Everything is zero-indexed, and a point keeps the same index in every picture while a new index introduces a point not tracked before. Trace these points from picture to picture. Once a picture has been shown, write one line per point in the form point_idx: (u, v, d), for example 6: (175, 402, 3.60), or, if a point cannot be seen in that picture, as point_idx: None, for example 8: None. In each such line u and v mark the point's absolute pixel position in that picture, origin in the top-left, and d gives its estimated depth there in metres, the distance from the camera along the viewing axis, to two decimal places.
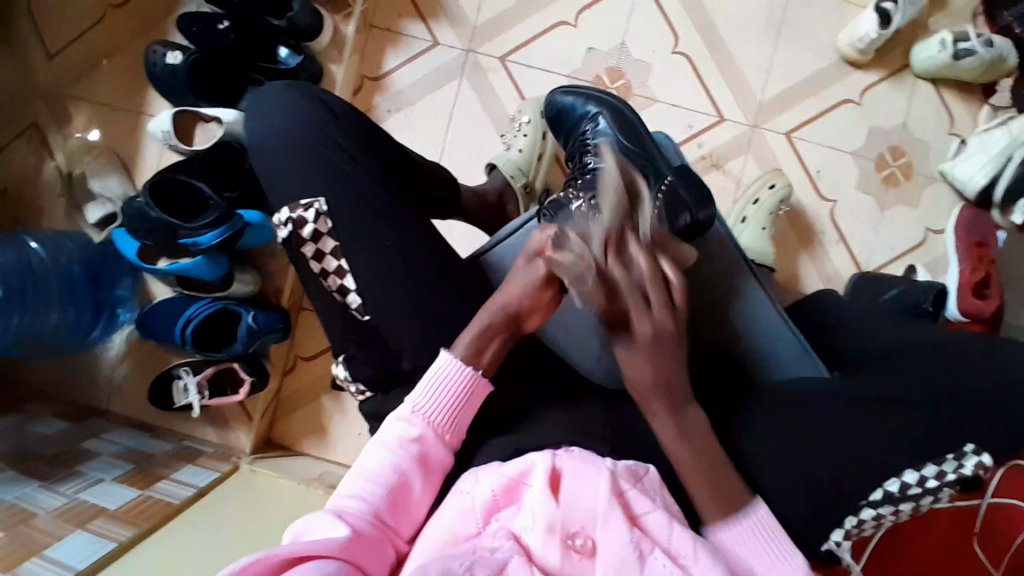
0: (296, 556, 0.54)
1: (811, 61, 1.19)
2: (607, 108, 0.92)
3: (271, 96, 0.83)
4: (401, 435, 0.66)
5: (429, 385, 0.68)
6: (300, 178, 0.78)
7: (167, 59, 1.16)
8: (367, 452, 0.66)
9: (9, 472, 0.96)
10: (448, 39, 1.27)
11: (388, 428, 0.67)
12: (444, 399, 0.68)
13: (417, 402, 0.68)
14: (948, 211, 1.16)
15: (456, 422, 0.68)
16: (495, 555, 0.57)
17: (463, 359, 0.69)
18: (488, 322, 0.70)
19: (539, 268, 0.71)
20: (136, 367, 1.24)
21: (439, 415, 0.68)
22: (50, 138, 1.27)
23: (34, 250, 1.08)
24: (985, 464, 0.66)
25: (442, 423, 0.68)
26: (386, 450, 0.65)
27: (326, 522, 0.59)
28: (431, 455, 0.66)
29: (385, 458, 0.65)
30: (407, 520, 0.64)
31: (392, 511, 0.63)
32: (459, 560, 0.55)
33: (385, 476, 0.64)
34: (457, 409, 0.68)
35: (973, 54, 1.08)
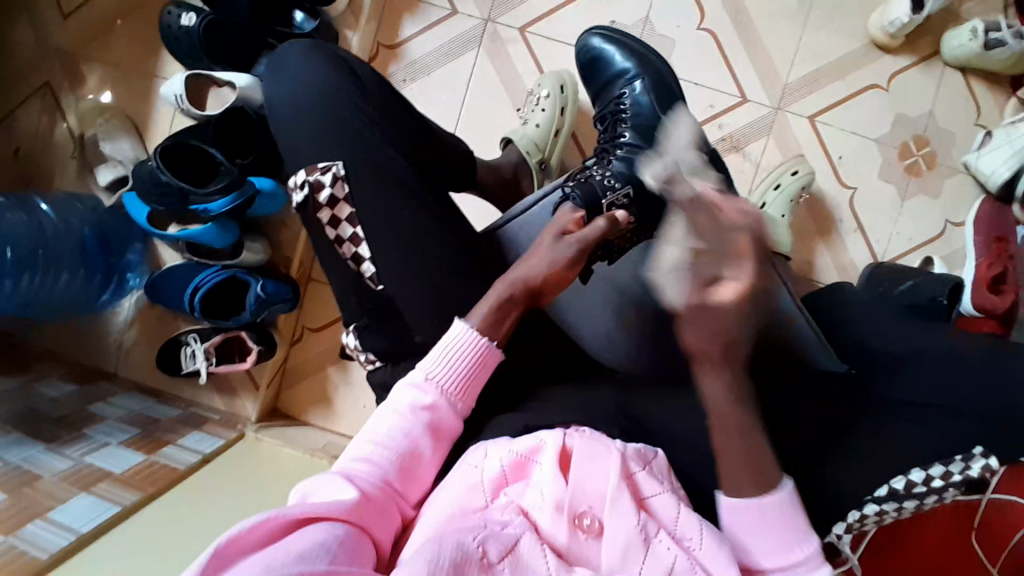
0: (303, 517, 0.53)
1: (838, 45, 1.16)
2: (648, 73, 0.92)
3: (289, 62, 0.81)
4: (412, 402, 0.66)
5: (444, 353, 0.68)
6: (317, 148, 0.77)
7: (182, 21, 1.12)
8: (377, 418, 0.66)
9: (16, 432, 0.97)
10: (468, 8, 1.24)
11: (398, 395, 0.67)
12: (456, 368, 0.67)
13: (430, 369, 0.67)
14: (968, 204, 1.14)
15: (466, 390, 0.68)
16: (507, 528, 0.57)
17: (481, 331, 0.69)
18: (505, 296, 0.70)
19: (565, 248, 0.73)
20: (144, 331, 1.24)
21: (451, 383, 0.67)
22: (62, 99, 1.25)
23: (44, 212, 1.08)
24: (993, 468, 0.66)
25: (454, 391, 0.67)
26: (397, 417, 0.65)
27: (334, 485, 0.59)
28: (441, 423, 0.66)
29: (396, 424, 0.65)
30: (415, 486, 0.64)
31: (400, 476, 0.63)
32: (471, 531, 0.55)
33: (395, 443, 0.64)
34: (469, 377, 0.68)
35: (1004, 45, 1.05)
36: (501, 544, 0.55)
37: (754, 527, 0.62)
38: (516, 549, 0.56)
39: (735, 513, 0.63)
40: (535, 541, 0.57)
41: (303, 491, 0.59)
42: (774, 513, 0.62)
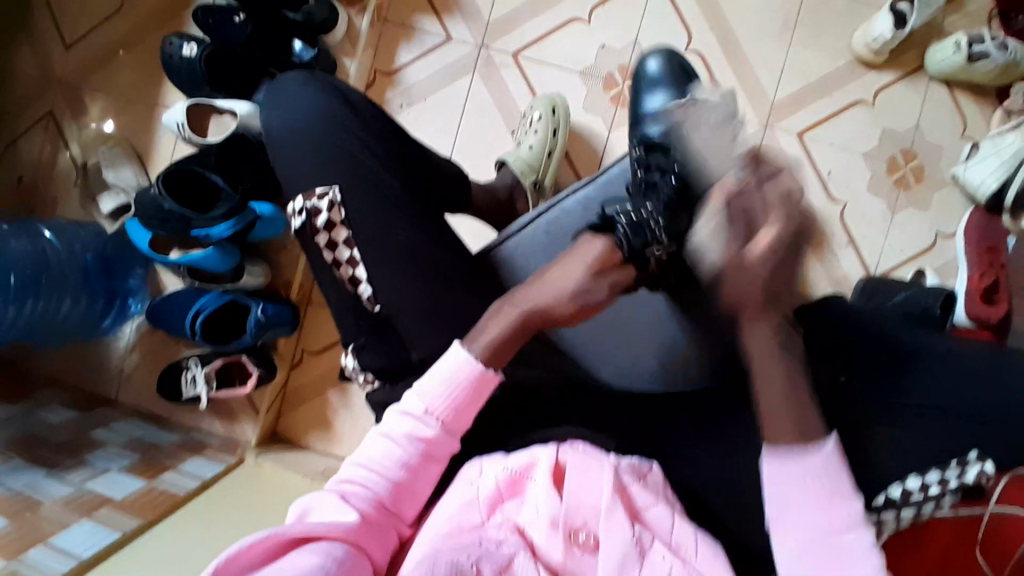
0: (301, 537, 0.55)
1: (824, 62, 1.19)
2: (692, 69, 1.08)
3: (288, 90, 0.83)
4: (409, 430, 0.64)
5: (438, 377, 0.65)
6: (314, 174, 0.78)
7: (183, 51, 1.15)
8: (370, 440, 0.65)
9: (18, 459, 0.98)
10: (462, 34, 1.26)
11: (393, 422, 0.65)
12: (454, 394, 0.65)
13: (429, 401, 0.65)
14: (957, 217, 1.15)
15: (462, 418, 0.66)
16: (502, 547, 0.59)
17: (482, 358, 0.65)
18: (510, 325, 0.67)
19: (598, 292, 0.68)
20: (146, 357, 1.25)
21: (448, 412, 0.65)
22: (64, 127, 1.28)
23: (46, 239, 1.10)
24: (988, 473, 0.68)
25: (453, 419, 0.65)
26: (392, 442, 0.64)
27: (330, 505, 0.60)
28: (435, 448, 0.65)
29: (388, 451, 0.64)
30: (411, 504, 0.64)
31: (394, 497, 0.63)
32: (466, 551, 0.57)
33: (387, 469, 0.63)
34: (463, 404, 0.65)
35: (988, 57, 1.07)
36: (496, 562, 0.57)
37: (798, 491, 0.59)
38: (511, 567, 0.58)
39: (778, 477, 0.60)
40: (527, 561, 0.59)
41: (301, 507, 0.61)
42: (820, 475, 0.59)
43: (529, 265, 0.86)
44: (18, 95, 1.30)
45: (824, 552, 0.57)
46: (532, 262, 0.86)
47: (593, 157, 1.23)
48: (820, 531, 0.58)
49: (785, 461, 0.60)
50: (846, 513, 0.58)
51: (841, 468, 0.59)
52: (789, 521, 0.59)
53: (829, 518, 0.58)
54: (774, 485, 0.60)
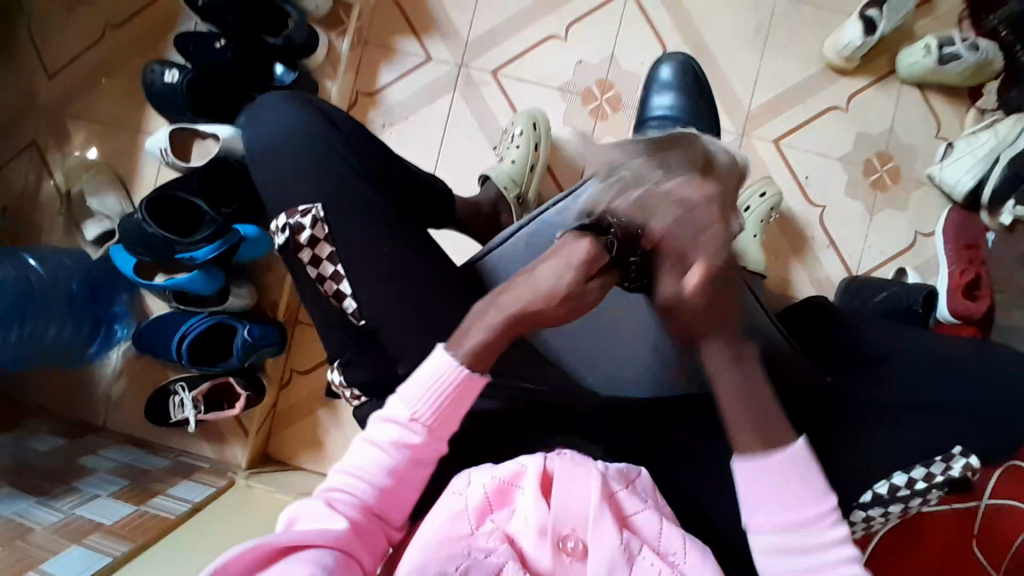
0: (287, 547, 0.54)
1: (797, 70, 1.21)
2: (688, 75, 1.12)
3: (267, 111, 0.84)
4: (393, 436, 0.64)
5: (421, 383, 0.65)
6: (294, 189, 0.79)
7: (165, 77, 1.17)
8: (356, 448, 0.65)
9: (6, 488, 0.97)
10: (442, 54, 1.29)
11: (378, 431, 0.65)
12: (438, 401, 0.65)
13: (413, 409, 0.64)
14: (936, 215, 1.17)
15: (447, 422, 0.65)
16: (491, 556, 0.58)
17: (463, 363, 0.65)
18: (490, 331, 0.65)
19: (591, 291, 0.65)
20: (133, 383, 1.24)
21: (432, 416, 0.65)
22: (49, 157, 1.29)
23: (33, 268, 1.09)
24: (973, 466, 0.71)
25: (438, 425, 0.65)
26: (376, 450, 0.64)
27: (318, 511, 0.60)
28: (419, 455, 0.64)
29: (374, 458, 0.64)
30: (400, 509, 0.64)
31: (382, 502, 0.63)
32: (453, 560, 0.57)
33: (373, 476, 0.63)
34: (446, 410, 0.65)
35: (959, 58, 1.10)
36: (484, 570, 0.57)
37: (769, 489, 0.62)
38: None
39: (751, 477, 0.62)
40: (517, 571, 0.58)
41: (290, 514, 0.60)
42: (791, 475, 0.62)
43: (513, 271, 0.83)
44: (1, 126, 1.31)
45: (795, 543, 0.61)
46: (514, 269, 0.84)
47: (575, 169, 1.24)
48: (791, 526, 0.61)
49: (758, 462, 0.62)
50: (815, 508, 0.61)
51: (810, 466, 0.62)
52: (763, 518, 0.62)
53: (801, 513, 0.61)
54: (747, 485, 0.63)
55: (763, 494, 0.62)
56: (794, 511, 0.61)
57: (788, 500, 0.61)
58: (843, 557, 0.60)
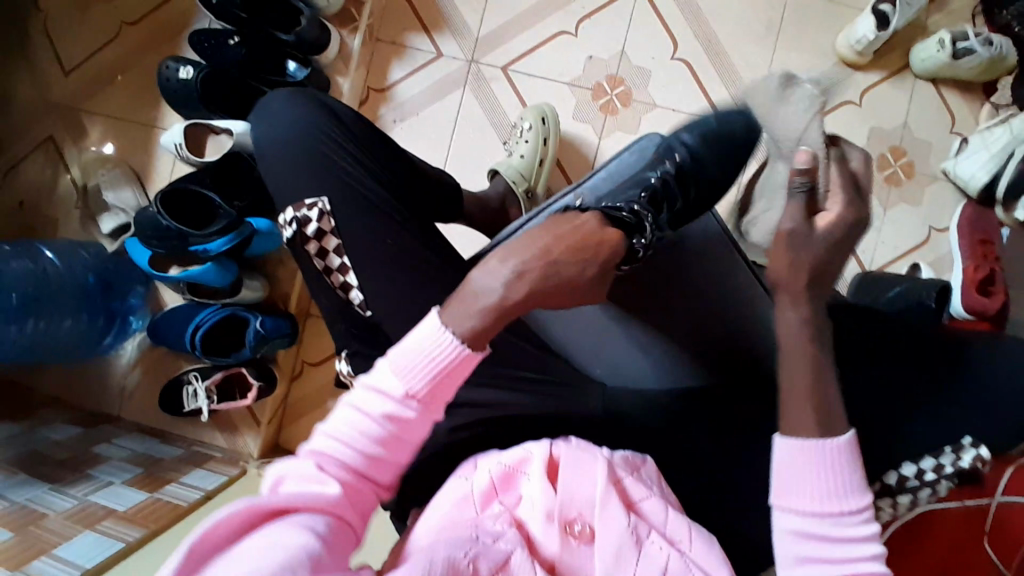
0: (280, 509, 0.54)
1: (809, 64, 1.20)
2: None
3: (275, 107, 0.85)
4: (385, 406, 0.59)
5: (419, 351, 0.60)
6: (304, 180, 0.80)
7: (180, 74, 1.19)
8: (342, 411, 0.60)
9: (22, 475, 0.99)
10: (452, 50, 1.30)
11: (367, 398, 0.60)
12: (437, 374, 0.60)
13: (410, 381, 0.60)
14: (950, 210, 1.16)
15: (442, 394, 0.61)
16: (499, 542, 0.57)
17: (462, 338, 0.61)
18: (495, 307, 0.61)
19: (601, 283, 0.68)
20: (147, 374, 1.27)
21: (428, 388, 0.60)
22: (66, 151, 1.32)
23: (48, 259, 1.12)
24: (983, 457, 0.71)
25: (432, 400, 0.61)
26: (367, 415, 0.59)
27: (309, 474, 0.58)
28: (408, 430, 0.60)
29: (362, 425, 0.59)
30: (388, 474, 0.61)
31: (368, 473, 0.59)
32: (463, 546, 0.55)
33: (362, 443, 0.59)
34: (442, 384, 0.61)
35: (973, 53, 1.08)
36: (493, 559, 0.55)
37: (807, 475, 0.58)
38: (508, 564, 0.56)
39: (789, 459, 0.58)
40: (526, 557, 0.57)
41: (278, 473, 0.58)
42: (831, 464, 0.58)
43: None
44: (21, 122, 1.33)
45: (823, 533, 0.57)
46: None
47: (584, 165, 1.25)
48: (823, 515, 0.57)
49: (800, 443, 0.58)
50: (851, 501, 0.57)
51: (851, 458, 0.58)
52: (793, 499, 0.58)
53: (835, 503, 0.57)
54: (783, 466, 0.59)
55: (802, 482, 0.58)
56: (828, 501, 0.57)
57: (827, 489, 0.57)
58: (871, 557, 0.56)
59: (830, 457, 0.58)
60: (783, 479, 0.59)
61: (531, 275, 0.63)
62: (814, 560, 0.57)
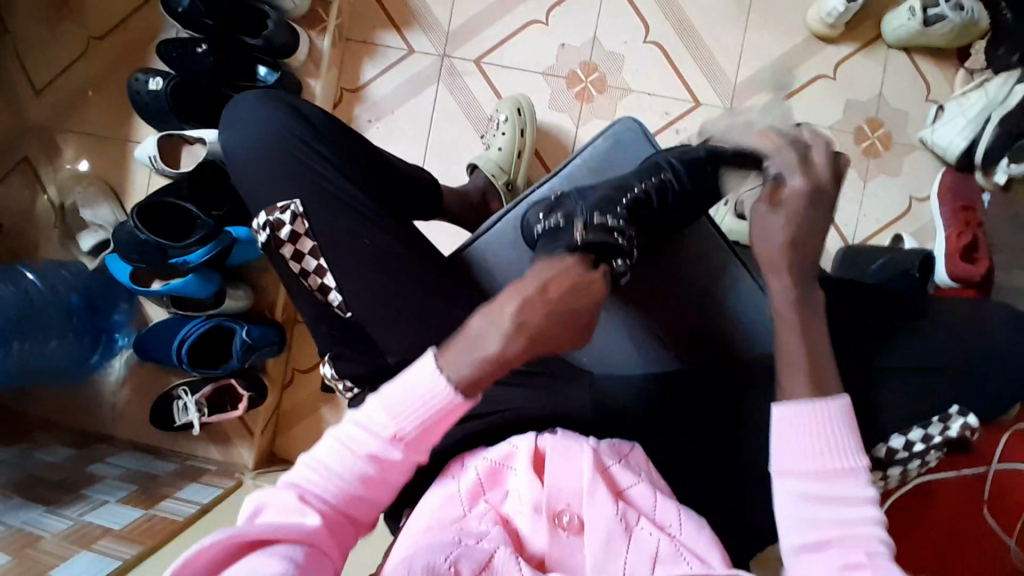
0: (256, 540, 0.51)
1: (782, 40, 1.20)
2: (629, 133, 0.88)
3: (243, 112, 0.84)
4: (371, 448, 0.57)
5: (410, 396, 0.58)
6: (275, 186, 0.79)
7: (149, 86, 1.17)
8: (329, 441, 0.58)
9: (16, 499, 0.98)
10: (423, 46, 1.29)
11: (358, 437, 0.58)
12: (431, 423, 0.58)
13: (401, 425, 0.57)
14: (930, 178, 1.16)
15: (432, 436, 0.59)
16: (483, 542, 0.56)
17: (457, 389, 0.57)
18: (493, 360, 0.58)
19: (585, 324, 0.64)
20: (137, 391, 1.26)
21: (419, 432, 0.58)
22: (41, 172, 1.30)
23: (30, 281, 1.11)
24: (971, 425, 0.73)
25: (422, 444, 0.59)
26: (353, 452, 0.58)
27: (287, 506, 0.55)
28: (391, 471, 0.58)
29: (349, 460, 0.58)
30: (368, 509, 0.59)
31: (349, 506, 0.57)
32: (444, 550, 0.54)
33: (346, 477, 0.57)
34: (431, 430, 0.58)
35: (944, 19, 1.08)
36: (475, 559, 0.53)
37: (801, 437, 0.57)
38: (491, 563, 0.54)
39: (788, 419, 0.57)
40: (511, 552, 0.56)
41: (256, 502, 0.56)
42: (829, 422, 0.57)
43: (500, 257, 0.88)
44: None
45: (826, 494, 0.55)
46: (500, 255, 0.88)
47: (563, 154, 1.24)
48: (818, 473, 0.55)
49: (797, 407, 0.57)
50: (846, 462, 0.56)
51: (847, 418, 0.57)
52: (792, 464, 0.56)
53: (829, 463, 0.56)
54: (781, 427, 0.58)
55: (799, 445, 0.57)
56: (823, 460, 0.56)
57: (822, 449, 0.56)
58: (868, 519, 0.54)
59: (828, 416, 0.57)
60: (782, 444, 0.57)
61: (529, 323, 0.59)
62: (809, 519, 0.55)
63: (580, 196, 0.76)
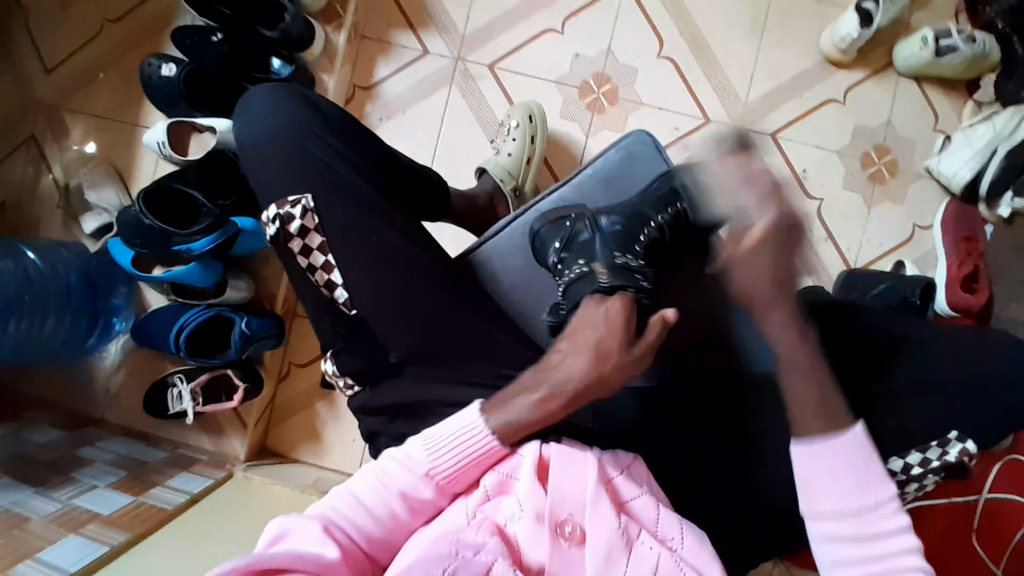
0: (273, 568, 0.52)
1: (795, 61, 1.21)
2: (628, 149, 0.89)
3: (259, 103, 0.84)
4: (405, 484, 0.62)
5: (453, 433, 0.63)
6: (287, 178, 0.79)
7: (161, 71, 1.17)
8: (365, 475, 0.63)
9: (4, 479, 0.97)
10: (438, 47, 1.29)
11: (394, 472, 0.63)
12: (462, 467, 0.63)
13: (434, 462, 0.62)
14: (935, 207, 1.17)
15: (465, 477, 0.63)
16: (480, 555, 0.56)
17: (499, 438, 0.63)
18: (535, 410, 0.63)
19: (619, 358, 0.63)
20: (132, 376, 1.25)
21: (453, 470, 0.63)
22: (47, 151, 1.30)
23: (30, 259, 1.11)
24: (969, 451, 0.72)
25: (451, 486, 0.63)
26: (383, 483, 0.62)
27: (310, 535, 0.57)
28: (420, 508, 0.63)
29: (380, 492, 0.62)
30: (388, 550, 0.62)
31: (375, 541, 0.61)
32: (441, 563, 0.54)
33: (376, 509, 0.61)
34: (467, 471, 0.63)
35: (955, 51, 1.09)
36: (472, 573, 0.54)
37: (826, 473, 0.60)
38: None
39: (808, 462, 0.61)
40: (508, 565, 0.56)
41: (279, 527, 0.57)
42: (852, 461, 0.60)
43: (506, 263, 0.88)
44: None
45: (857, 530, 0.59)
46: (507, 261, 0.88)
47: (572, 162, 1.24)
48: (851, 514, 0.59)
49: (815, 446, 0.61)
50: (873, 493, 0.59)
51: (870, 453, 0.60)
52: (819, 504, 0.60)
53: (861, 499, 0.59)
54: (803, 469, 0.61)
55: (824, 483, 0.60)
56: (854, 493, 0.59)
57: (850, 484, 0.60)
58: (904, 548, 0.58)
59: (844, 450, 0.60)
60: (806, 484, 0.61)
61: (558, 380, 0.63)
62: (848, 559, 0.59)
63: (596, 235, 0.77)
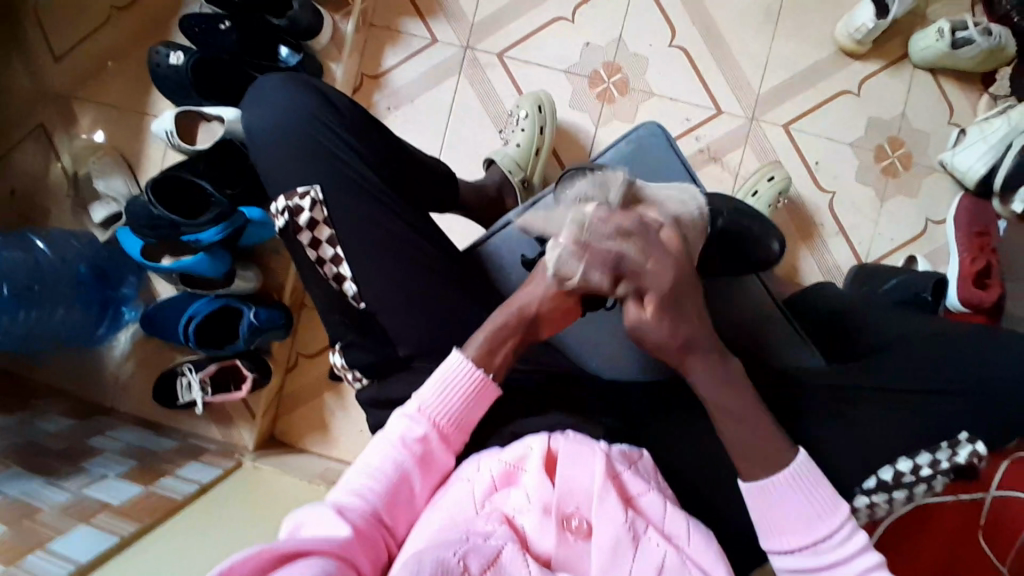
0: (292, 554, 0.50)
1: (810, 52, 1.19)
2: (641, 137, 0.88)
3: (272, 93, 0.83)
4: (404, 435, 0.64)
5: (436, 381, 0.67)
6: (297, 171, 0.79)
7: (170, 60, 1.16)
8: (376, 442, 0.64)
9: (14, 467, 0.98)
10: (447, 36, 1.28)
11: (391, 425, 0.65)
12: (450, 398, 0.67)
13: (423, 400, 0.66)
14: (948, 201, 1.15)
15: (461, 420, 0.67)
16: (490, 540, 0.56)
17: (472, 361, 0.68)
18: (491, 334, 0.69)
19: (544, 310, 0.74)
20: (141, 365, 1.26)
21: (445, 417, 0.66)
22: (56, 138, 1.29)
23: (40, 249, 1.12)
24: (979, 453, 0.70)
25: (446, 424, 0.66)
26: (388, 446, 0.63)
27: (325, 522, 0.56)
28: (429, 457, 0.65)
29: (386, 456, 0.63)
30: (404, 521, 0.61)
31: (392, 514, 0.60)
32: (452, 547, 0.53)
33: (385, 474, 0.62)
34: (463, 411, 0.67)
35: (972, 43, 1.07)
36: (483, 556, 0.53)
37: (779, 513, 0.64)
38: (499, 561, 0.54)
39: (763, 501, 0.64)
40: (518, 550, 0.55)
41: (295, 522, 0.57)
42: (796, 495, 0.63)
43: (515, 254, 0.88)
44: (10, 108, 1.31)
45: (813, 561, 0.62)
46: (516, 253, 0.88)
47: (581, 153, 1.23)
48: (805, 546, 0.63)
49: (763, 485, 0.64)
50: (832, 522, 0.62)
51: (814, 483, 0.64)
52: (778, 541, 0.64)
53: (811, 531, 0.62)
54: (759, 512, 0.65)
55: (777, 519, 0.64)
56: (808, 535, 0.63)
57: (801, 515, 0.63)
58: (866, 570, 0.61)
59: (790, 485, 0.63)
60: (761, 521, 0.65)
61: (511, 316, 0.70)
62: None
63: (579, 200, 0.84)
